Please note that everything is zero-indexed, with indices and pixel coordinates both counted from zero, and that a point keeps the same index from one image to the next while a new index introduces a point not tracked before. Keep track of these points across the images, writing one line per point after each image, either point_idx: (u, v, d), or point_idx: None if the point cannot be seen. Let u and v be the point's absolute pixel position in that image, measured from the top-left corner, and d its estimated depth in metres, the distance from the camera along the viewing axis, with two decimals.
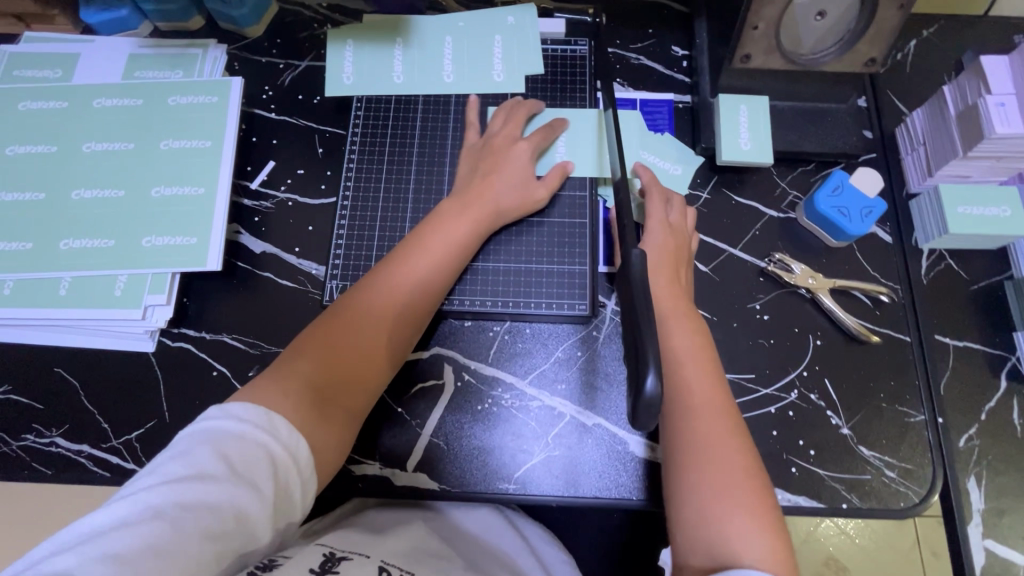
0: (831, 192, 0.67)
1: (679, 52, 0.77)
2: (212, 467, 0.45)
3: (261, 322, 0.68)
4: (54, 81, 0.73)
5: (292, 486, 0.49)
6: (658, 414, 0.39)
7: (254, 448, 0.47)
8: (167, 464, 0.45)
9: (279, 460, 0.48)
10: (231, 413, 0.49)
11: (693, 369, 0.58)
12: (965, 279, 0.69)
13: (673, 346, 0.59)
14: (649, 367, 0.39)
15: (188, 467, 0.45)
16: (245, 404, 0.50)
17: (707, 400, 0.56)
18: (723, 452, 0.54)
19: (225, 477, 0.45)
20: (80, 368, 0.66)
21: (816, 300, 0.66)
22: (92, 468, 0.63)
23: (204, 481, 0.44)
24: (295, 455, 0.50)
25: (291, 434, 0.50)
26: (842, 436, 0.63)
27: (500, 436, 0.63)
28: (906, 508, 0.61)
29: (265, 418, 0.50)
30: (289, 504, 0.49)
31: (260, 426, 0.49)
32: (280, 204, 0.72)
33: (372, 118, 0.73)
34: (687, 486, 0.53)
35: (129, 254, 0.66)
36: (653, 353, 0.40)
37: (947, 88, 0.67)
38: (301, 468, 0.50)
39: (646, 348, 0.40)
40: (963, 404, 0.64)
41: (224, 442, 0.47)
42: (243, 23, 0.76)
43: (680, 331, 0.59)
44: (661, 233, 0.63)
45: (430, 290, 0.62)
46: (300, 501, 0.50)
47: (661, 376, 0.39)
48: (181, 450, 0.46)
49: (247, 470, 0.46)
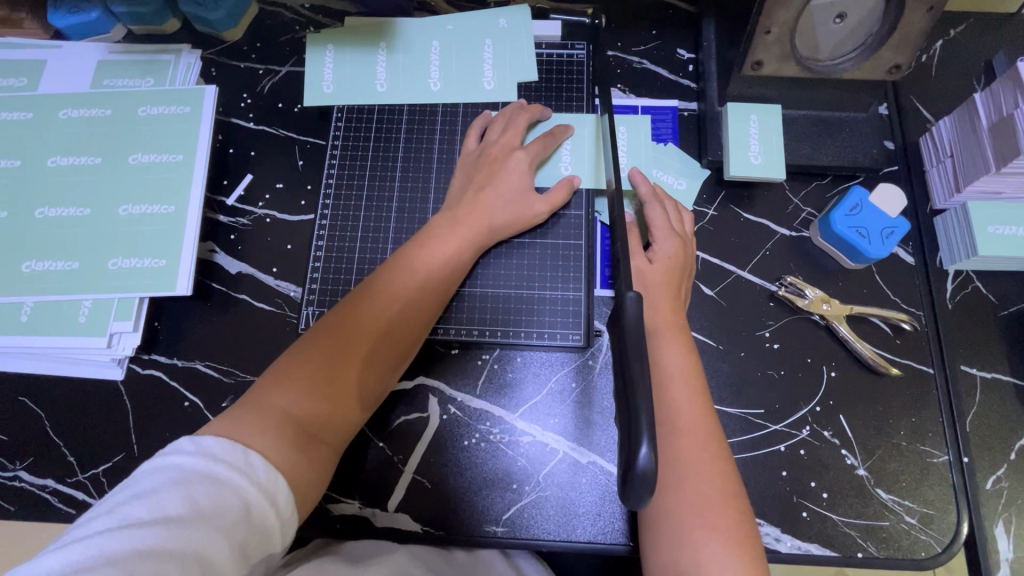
0: (849, 211, 0.61)
1: (685, 55, 0.72)
2: (177, 509, 0.41)
3: (235, 348, 0.63)
4: (19, 90, 0.68)
5: (267, 530, 0.45)
6: (652, 488, 0.36)
7: (227, 487, 0.43)
8: (128, 505, 0.40)
9: (253, 502, 0.44)
10: (204, 448, 0.45)
11: (684, 412, 0.52)
12: (995, 304, 0.63)
13: (664, 386, 0.53)
14: (643, 436, 0.36)
15: (152, 508, 0.40)
16: (219, 439, 0.46)
17: (697, 449, 0.51)
18: (711, 501, 0.49)
19: (192, 521, 0.40)
20: (45, 397, 0.62)
21: (830, 328, 0.61)
22: (56, 505, 0.59)
23: (168, 524, 0.40)
24: (272, 496, 0.46)
25: (268, 472, 0.46)
26: (857, 478, 0.58)
27: (488, 475, 0.59)
28: (926, 557, 0.56)
29: (239, 455, 0.46)
30: (261, 551, 0.44)
31: (234, 465, 0.45)
32: (256, 221, 0.67)
33: (353, 129, 0.68)
34: (662, 544, 0.49)
35: (95, 277, 0.62)
36: (647, 418, 0.37)
37: (980, 96, 0.60)
38: (279, 509, 0.46)
39: (639, 414, 0.37)
40: (991, 443, 0.59)
41: (194, 480, 0.43)
42: (220, 27, 0.71)
43: (675, 369, 0.54)
44: (668, 244, 0.59)
45: (420, 311, 0.57)
46: (273, 549, 0.45)
47: (655, 445, 0.36)
48: (145, 488, 0.42)
49: (217, 513, 0.42)
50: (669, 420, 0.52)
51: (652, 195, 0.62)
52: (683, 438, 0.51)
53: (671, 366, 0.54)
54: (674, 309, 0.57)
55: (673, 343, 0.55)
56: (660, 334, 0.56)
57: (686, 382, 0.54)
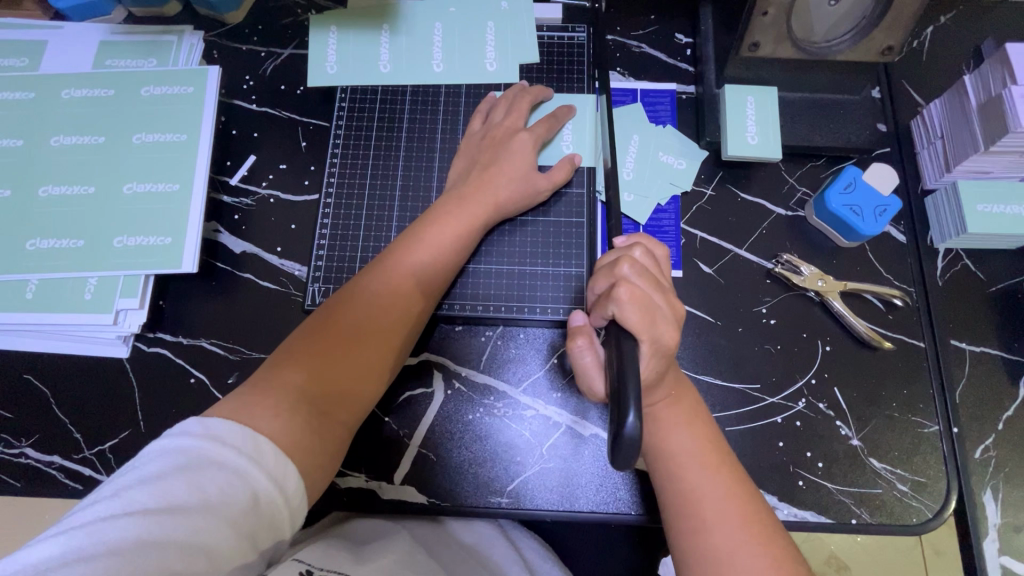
0: (843, 189, 0.63)
1: (682, 39, 0.73)
2: (185, 500, 0.41)
3: (241, 326, 0.64)
4: (20, 71, 0.68)
5: (276, 520, 0.45)
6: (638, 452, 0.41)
7: (234, 476, 0.43)
8: (132, 491, 0.41)
9: (261, 490, 0.44)
10: (211, 432, 0.44)
11: (706, 496, 0.49)
12: (983, 281, 0.65)
13: (676, 476, 0.50)
14: (632, 406, 0.42)
15: (158, 496, 0.41)
16: (226, 422, 0.46)
17: (730, 544, 0.47)
18: (704, 467, 0.50)
19: (198, 512, 0.41)
20: (50, 374, 0.62)
21: (825, 304, 0.63)
22: (62, 480, 0.60)
23: (175, 513, 0.40)
24: (281, 484, 0.46)
25: (277, 460, 0.46)
26: (851, 448, 0.60)
27: (492, 448, 0.60)
28: (918, 523, 0.58)
29: (248, 440, 0.45)
30: (270, 540, 0.45)
31: (242, 451, 0.45)
32: (260, 201, 0.68)
33: (357, 109, 0.69)
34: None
35: (101, 254, 0.62)
36: (633, 393, 0.43)
37: (969, 78, 0.63)
38: (287, 498, 0.46)
39: (628, 389, 0.43)
40: (980, 415, 0.61)
41: (200, 468, 0.42)
42: (222, 9, 0.72)
43: (686, 450, 0.51)
44: (670, 332, 0.50)
45: (427, 289, 0.58)
46: (282, 535, 0.46)
47: (641, 415, 0.42)
48: (151, 473, 0.42)
49: (225, 504, 0.42)
50: (694, 512, 0.49)
51: (616, 252, 0.55)
52: (665, 417, 0.53)
53: (682, 455, 0.51)
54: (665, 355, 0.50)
55: (682, 429, 0.52)
56: (664, 423, 0.53)
57: (707, 472, 0.50)
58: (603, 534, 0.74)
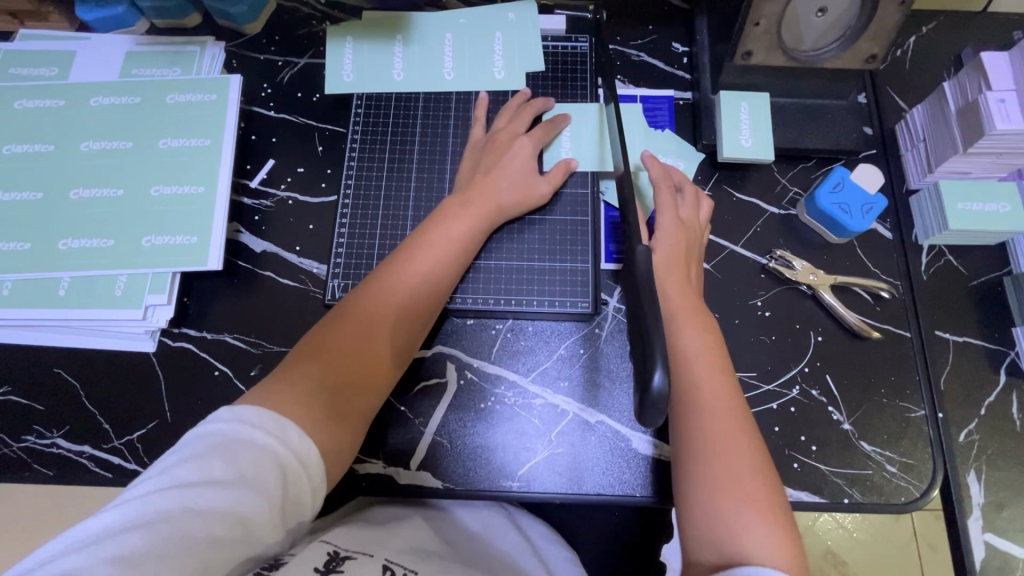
0: (832, 188, 0.67)
1: (679, 48, 0.77)
2: (223, 474, 0.44)
3: (263, 322, 0.67)
4: (50, 80, 0.72)
5: (302, 495, 0.48)
6: (662, 410, 0.41)
7: (265, 454, 0.46)
8: (175, 468, 0.44)
9: (289, 467, 0.47)
10: (242, 416, 0.47)
11: (708, 395, 0.56)
12: (965, 274, 0.69)
13: (682, 360, 0.57)
14: (657, 364, 0.41)
15: (200, 471, 0.44)
16: (256, 409, 0.48)
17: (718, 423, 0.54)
18: (703, 353, 0.58)
19: (234, 484, 0.44)
20: (80, 368, 0.65)
21: (817, 296, 0.67)
22: (93, 469, 0.62)
23: (214, 486, 0.43)
24: (305, 461, 0.49)
25: (302, 440, 0.49)
26: (843, 432, 0.63)
27: (504, 435, 0.64)
28: (906, 502, 0.61)
29: (274, 423, 0.48)
30: (296, 513, 0.48)
31: (270, 432, 0.48)
32: (279, 202, 0.71)
33: (372, 115, 0.73)
34: (696, 511, 0.52)
35: (129, 253, 0.65)
36: (659, 350, 0.42)
37: (947, 84, 0.68)
38: (311, 474, 0.49)
39: (651, 346, 0.42)
40: (963, 400, 0.65)
41: (235, 446, 0.46)
42: (241, 20, 0.75)
43: (695, 352, 0.58)
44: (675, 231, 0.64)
45: (437, 286, 0.62)
46: (309, 508, 0.49)
47: (668, 372, 0.41)
48: (191, 452, 0.45)
49: (258, 478, 0.45)
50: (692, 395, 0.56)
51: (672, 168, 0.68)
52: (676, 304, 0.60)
53: (688, 346, 0.58)
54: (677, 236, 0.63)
55: (689, 322, 0.59)
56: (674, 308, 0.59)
57: (707, 363, 0.57)
58: (607, 520, 0.77)
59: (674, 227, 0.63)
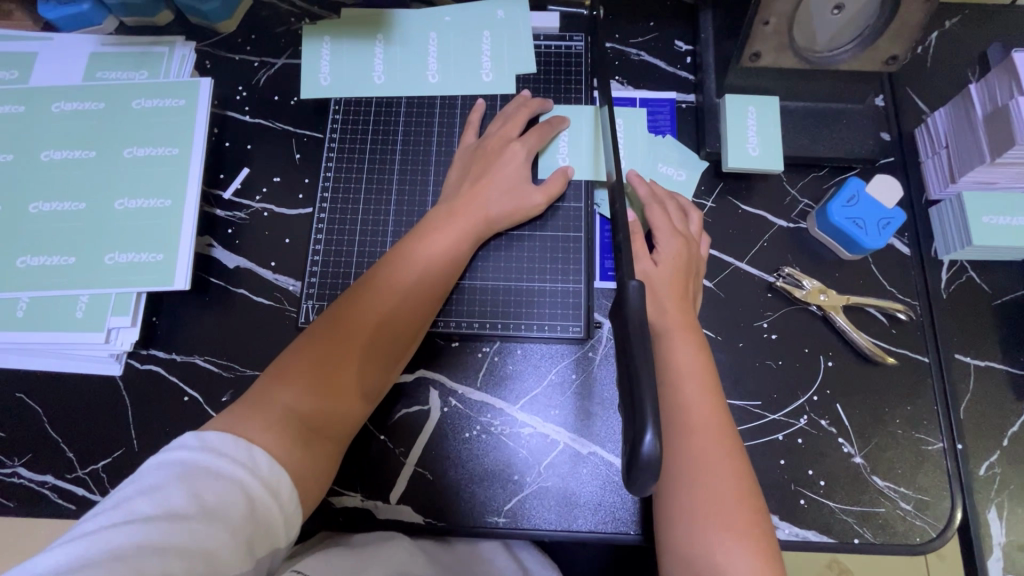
0: (846, 202, 0.62)
1: (682, 47, 0.71)
2: (185, 507, 0.40)
3: (235, 343, 0.63)
4: (10, 83, 0.67)
5: (271, 528, 0.44)
6: (657, 476, 0.36)
7: (232, 483, 0.43)
8: (133, 501, 0.40)
9: (258, 497, 0.44)
10: (208, 442, 0.44)
11: (697, 415, 0.52)
12: (988, 293, 0.64)
13: (677, 378, 0.53)
14: (647, 422, 0.37)
15: (159, 503, 0.40)
16: (223, 435, 0.45)
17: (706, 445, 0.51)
18: (696, 370, 0.54)
19: (198, 518, 0.40)
20: (43, 393, 0.62)
21: (828, 318, 0.62)
22: (56, 500, 0.59)
23: (176, 520, 0.39)
24: (275, 490, 0.45)
25: (272, 469, 0.46)
26: (854, 466, 0.59)
27: (489, 464, 0.60)
28: (921, 542, 0.57)
29: (243, 450, 0.45)
30: (266, 548, 0.44)
31: (237, 460, 0.44)
32: (254, 215, 0.67)
33: (351, 121, 0.68)
34: (676, 536, 0.49)
35: (91, 271, 0.62)
36: (649, 403, 0.37)
37: (975, 87, 0.62)
38: (282, 505, 0.45)
39: (641, 399, 0.38)
40: (985, 431, 0.60)
41: (199, 475, 0.42)
42: (214, 18, 0.71)
43: (687, 369, 0.54)
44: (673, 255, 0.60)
45: (422, 302, 0.58)
46: (279, 544, 0.45)
47: (660, 431, 0.37)
48: (150, 484, 0.41)
49: (225, 510, 0.41)
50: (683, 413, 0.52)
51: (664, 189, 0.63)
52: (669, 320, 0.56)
53: (680, 363, 0.54)
54: (675, 262, 0.59)
55: (682, 339, 0.55)
56: (667, 327, 0.56)
57: (699, 382, 0.53)
58: None
59: (676, 250, 0.59)
